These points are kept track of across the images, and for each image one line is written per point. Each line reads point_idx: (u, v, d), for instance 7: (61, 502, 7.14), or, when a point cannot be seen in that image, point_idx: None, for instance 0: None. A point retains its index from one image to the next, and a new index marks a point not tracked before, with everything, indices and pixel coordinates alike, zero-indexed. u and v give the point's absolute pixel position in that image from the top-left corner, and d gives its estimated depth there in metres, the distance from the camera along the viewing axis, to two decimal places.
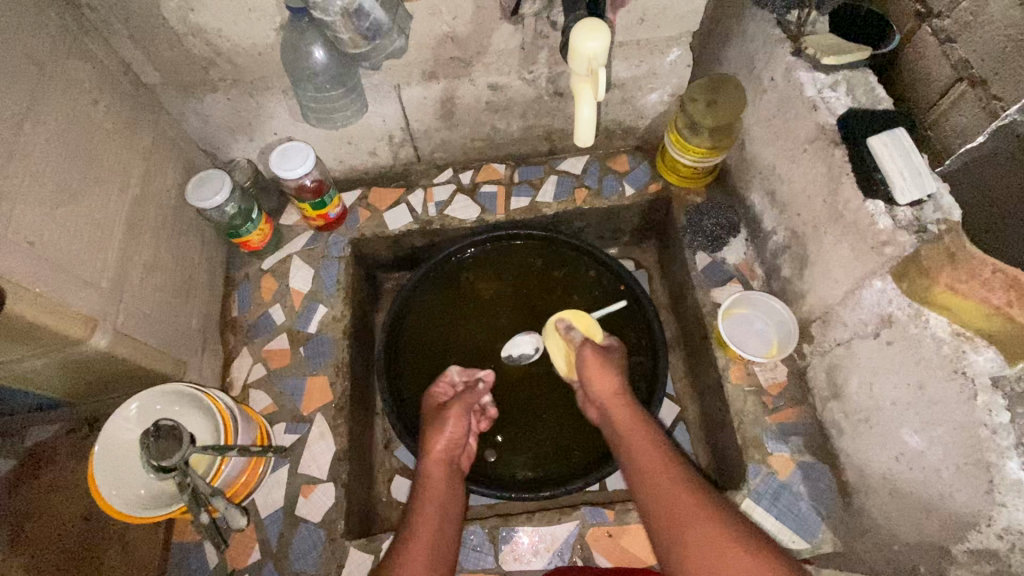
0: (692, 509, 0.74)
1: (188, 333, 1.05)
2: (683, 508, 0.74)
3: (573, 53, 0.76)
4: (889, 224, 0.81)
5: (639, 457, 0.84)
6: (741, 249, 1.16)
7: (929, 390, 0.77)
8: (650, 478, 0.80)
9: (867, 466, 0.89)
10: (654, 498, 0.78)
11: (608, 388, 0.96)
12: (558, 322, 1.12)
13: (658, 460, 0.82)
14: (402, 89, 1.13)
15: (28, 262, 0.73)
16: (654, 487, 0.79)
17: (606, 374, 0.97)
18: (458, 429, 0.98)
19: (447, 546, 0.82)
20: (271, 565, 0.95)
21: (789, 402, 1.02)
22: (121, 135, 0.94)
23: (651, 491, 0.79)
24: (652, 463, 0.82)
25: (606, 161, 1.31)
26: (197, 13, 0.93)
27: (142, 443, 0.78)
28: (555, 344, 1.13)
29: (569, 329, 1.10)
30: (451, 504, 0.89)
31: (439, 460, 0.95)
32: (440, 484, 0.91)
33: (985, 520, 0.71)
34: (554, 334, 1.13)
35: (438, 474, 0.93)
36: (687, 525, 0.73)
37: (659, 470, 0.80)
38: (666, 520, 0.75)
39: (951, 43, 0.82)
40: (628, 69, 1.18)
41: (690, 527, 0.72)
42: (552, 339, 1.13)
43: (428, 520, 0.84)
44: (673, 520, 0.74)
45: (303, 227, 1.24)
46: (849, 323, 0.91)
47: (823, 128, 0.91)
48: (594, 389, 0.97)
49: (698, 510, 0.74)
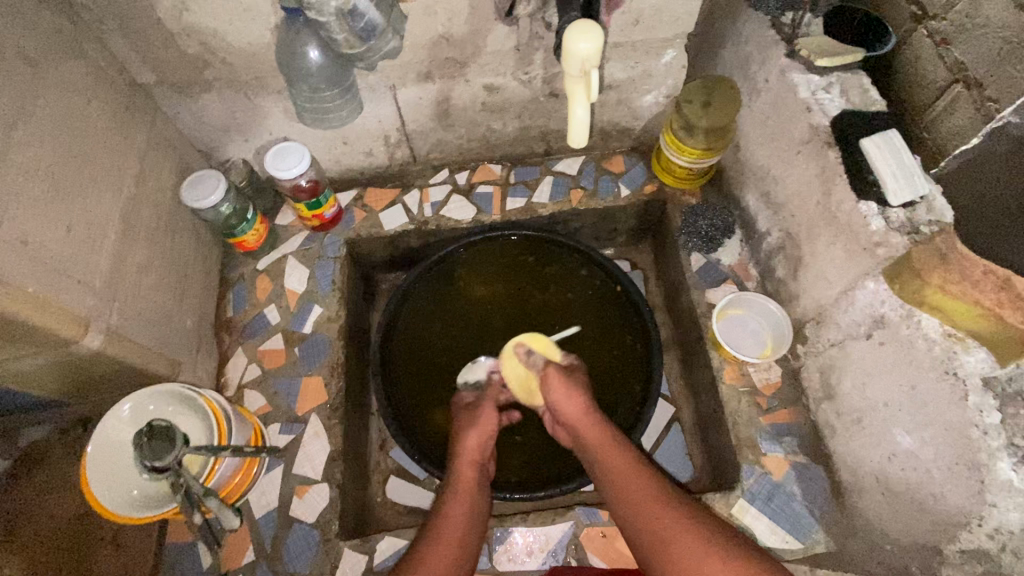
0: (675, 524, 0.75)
1: (182, 334, 1.05)
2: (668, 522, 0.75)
3: (566, 55, 0.76)
4: (881, 225, 0.81)
5: (617, 470, 0.84)
6: (735, 249, 1.17)
7: (921, 390, 0.77)
8: (631, 493, 0.81)
9: (860, 466, 0.90)
10: (639, 513, 0.78)
11: (574, 407, 0.94)
12: (517, 348, 1.09)
13: (637, 475, 0.82)
14: (398, 90, 1.13)
15: (21, 262, 0.73)
16: (638, 501, 0.79)
17: (572, 394, 0.95)
18: (490, 432, 0.98)
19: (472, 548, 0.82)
20: (265, 565, 0.95)
21: (783, 403, 1.03)
22: (116, 135, 0.94)
23: (633, 506, 0.79)
24: (633, 476, 0.82)
25: (602, 162, 1.31)
26: (192, 13, 0.93)
27: (135, 442, 0.77)
28: (514, 372, 1.09)
29: (530, 354, 1.07)
30: (480, 505, 0.88)
31: (472, 460, 0.94)
32: (472, 484, 0.91)
33: (977, 520, 0.71)
34: (512, 360, 1.09)
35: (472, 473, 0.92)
36: (672, 539, 0.73)
37: (640, 485, 0.81)
38: (650, 534, 0.76)
39: (947, 45, 0.82)
40: (624, 70, 1.18)
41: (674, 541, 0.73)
42: (512, 367, 1.09)
43: (455, 519, 0.84)
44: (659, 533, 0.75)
45: (298, 227, 1.24)
46: (842, 324, 0.91)
47: (816, 129, 0.92)
48: (561, 409, 0.96)
49: (679, 525, 0.74)
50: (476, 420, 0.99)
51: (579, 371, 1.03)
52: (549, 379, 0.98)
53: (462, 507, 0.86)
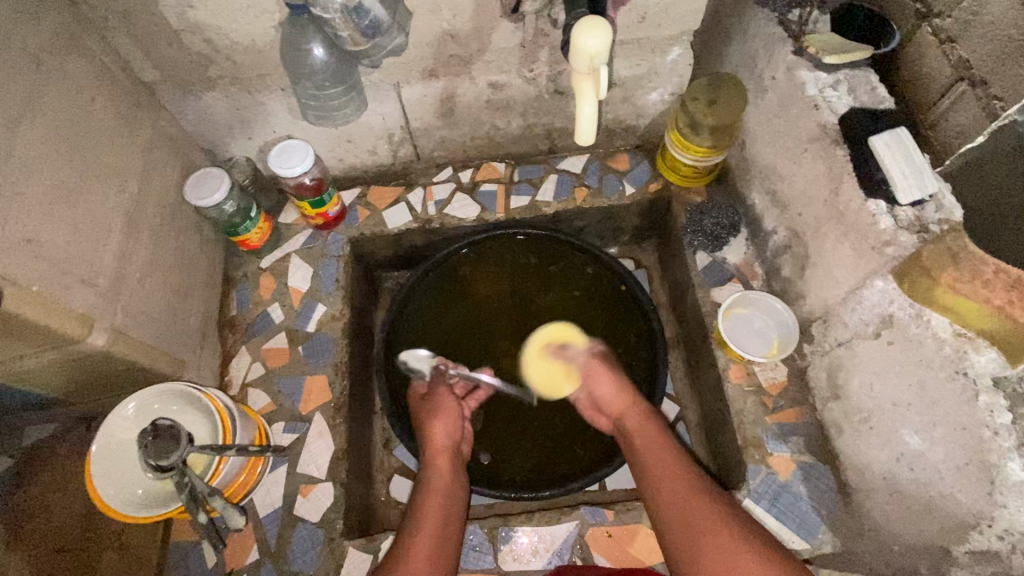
0: (711, 516, 0.75)
1: (186, 332, 1.04)
2: (700, 513, 0.76)
3: (574, 51, 0.76)
4: (890, 224, 0.81)
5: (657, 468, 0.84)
6: (741, 248, 1.16)
7: (930, 390, 0.77)
8: (666, 485, 0.81)
9: (867, 467, 0.89)
10: (673, 504, 0.79)
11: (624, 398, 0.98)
12: (546, 347, 1.16)
13: (675, 468, 0.83)
14: (402, 87, 1.13)
15: (25, 261, 0.72)
16: (668, 493, 0.80)
17: (619, 385, 0.99)
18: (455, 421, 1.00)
19: (450, 541, 0.82)
20: (270, 565, 0.95)
21: (789, 403, 1.02)
22: (120, 133, 0.94)
23: (672, 498, 0.79)
24: (668, 470, 0.83)
25: (606, 160, 1.31)
26: (196, 10, 0.93)
27: (140, 442, 0.77)
28: (537, 372, 1.15)
29: (559, 350, 1.14)
30: (455, 502, 0.88)
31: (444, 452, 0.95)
32: (443, 479, 0.91)
33: (986, 521, 0.70)
34: (540, 359, 1.15)
35: (442, 466, 0.94)
36: (705, 531, 0.74)
37: (671, 474, 0.82)
38: (684, 524, 0.76)
39: (952, 43, 0.82)
40: (629, 67, 1.18)
41: (705, 536, 0.73)
42: (537, 367, 1.15)
43: (428, 512, 0.84)
44: (695, 525, 0.75)
45: (301, 225, 1.24)
46: (850, 323, 0.91)
47: (825, 127, 0.91)
48: (610, 399, 0.99)
49: (710, 514, 0.75)
50: (436, 411, 1.00)
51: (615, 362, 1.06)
52: (592, 376, 1.03)
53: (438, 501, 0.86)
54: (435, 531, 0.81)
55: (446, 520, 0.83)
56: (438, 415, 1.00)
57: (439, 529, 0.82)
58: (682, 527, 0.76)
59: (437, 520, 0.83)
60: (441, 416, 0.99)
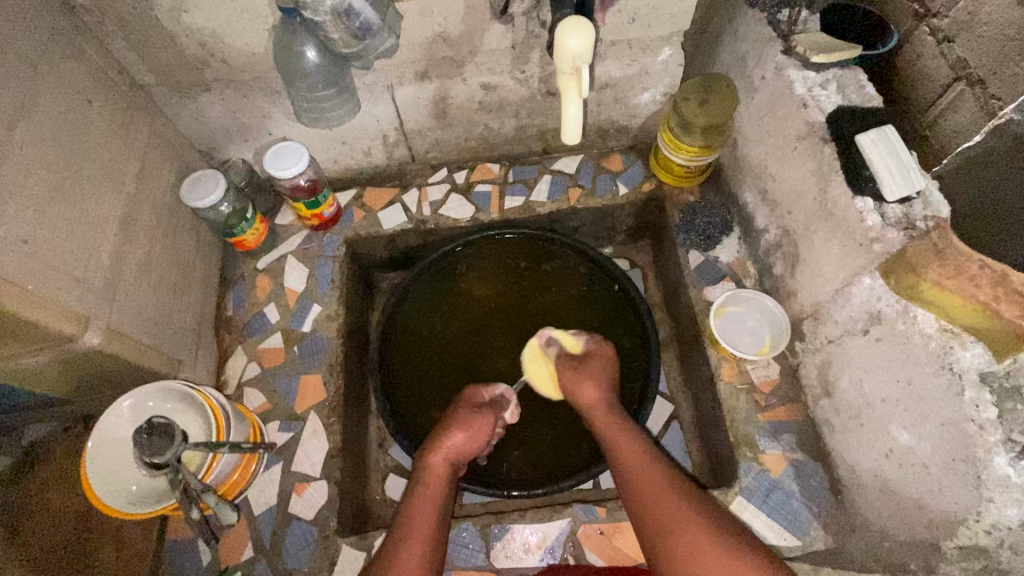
0: (684, 517, 0.76)
1: (182, 332, 1.06)
2: (671, 510, 0.77)
3: (558, 51, 0.77)
4: (877, 221, 0.81)
5: (636, 467, 0.84)
6: (734, 248, 1.16)
7: (917, 385, 0.77)
8: (641, 479, 0.82)
9: (858, 464, 0.89)
10: (651, 502, 0.79)
11: (587, 391, 0.98)
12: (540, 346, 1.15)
13: (648, 468, 0.83)
14: (396, 89, 1.14)
15: (20, 260, 0.73)
16: (651, 494, 0.80)
17: (584, 380, 0.99)
18: (479, 429, 0.96)
19: (440, 545, 0.82)
20: (264, 562, 0.96)
21: (782, 401, 1.02)
22: (115, 135, 0.95)
23: (642, 496, 0.81)
24: (643, 468, 0.83)
25: (600, 161, 1.32)
26: (190, 14, 0.94)
27: (135, 439, 0.78)
28: (536, 364, 1.15)
29: (549, 343, 1.14)
30: (444, 505, 0.86)
31: (449, 455, 0.92)
32: (441, 480, 0.89)
33: (974, 516, 0.71)
34: (538, 357, 1.15)
35: (441, 467, 0.91)
36: (681, 534, 0.75)
37: (656, 482, 0.81)
38: (656, 520, 0.77)
39: (949, 43, 0.83)
40: (621, 68, 1.18)
41: (680, 535, 0.74)
42: (537, 367, 1.15)
43: (425, 509, 0.84)
44: (667, 519, 0.77)
45: (297, 226, 1.25)
46: (839, 320, 0.91)
47: (812, 125, 0.91)
48: (575, 394, 1.00)
49: (690, 518, 0.76)
50: (458, 416, 0.98)
51: (595, 355, 1.04)
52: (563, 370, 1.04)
53: (430, 501, 0.85)
54: (427, 536, 0.81)
55: (434, 524, 0.83)
56: (463, 421, 0.97)
57: (430, 531, 0.82)
58: (658, 520, 0.77)
59: (427, 524, 0.82)
60: (472, 419, 0.97)
